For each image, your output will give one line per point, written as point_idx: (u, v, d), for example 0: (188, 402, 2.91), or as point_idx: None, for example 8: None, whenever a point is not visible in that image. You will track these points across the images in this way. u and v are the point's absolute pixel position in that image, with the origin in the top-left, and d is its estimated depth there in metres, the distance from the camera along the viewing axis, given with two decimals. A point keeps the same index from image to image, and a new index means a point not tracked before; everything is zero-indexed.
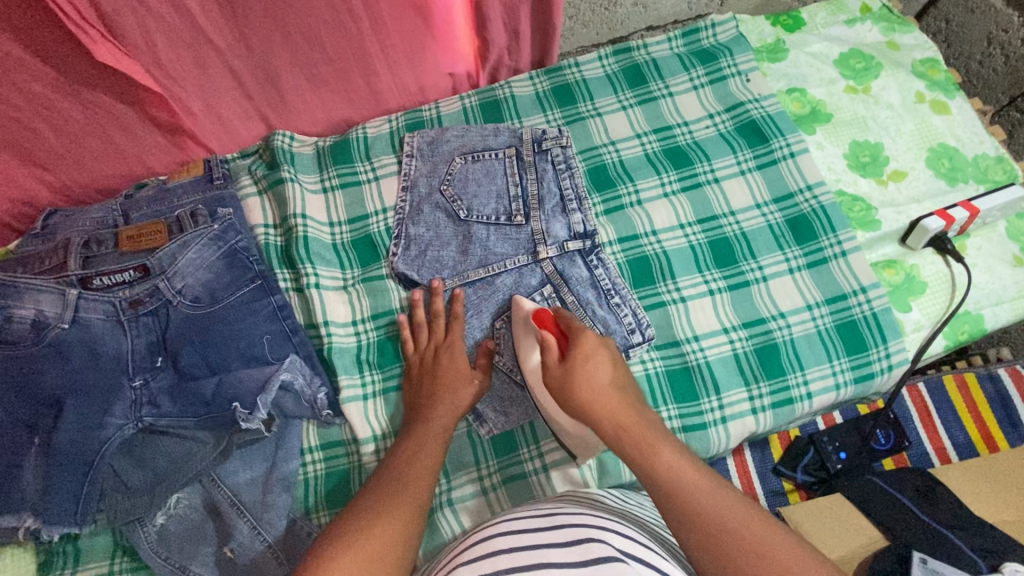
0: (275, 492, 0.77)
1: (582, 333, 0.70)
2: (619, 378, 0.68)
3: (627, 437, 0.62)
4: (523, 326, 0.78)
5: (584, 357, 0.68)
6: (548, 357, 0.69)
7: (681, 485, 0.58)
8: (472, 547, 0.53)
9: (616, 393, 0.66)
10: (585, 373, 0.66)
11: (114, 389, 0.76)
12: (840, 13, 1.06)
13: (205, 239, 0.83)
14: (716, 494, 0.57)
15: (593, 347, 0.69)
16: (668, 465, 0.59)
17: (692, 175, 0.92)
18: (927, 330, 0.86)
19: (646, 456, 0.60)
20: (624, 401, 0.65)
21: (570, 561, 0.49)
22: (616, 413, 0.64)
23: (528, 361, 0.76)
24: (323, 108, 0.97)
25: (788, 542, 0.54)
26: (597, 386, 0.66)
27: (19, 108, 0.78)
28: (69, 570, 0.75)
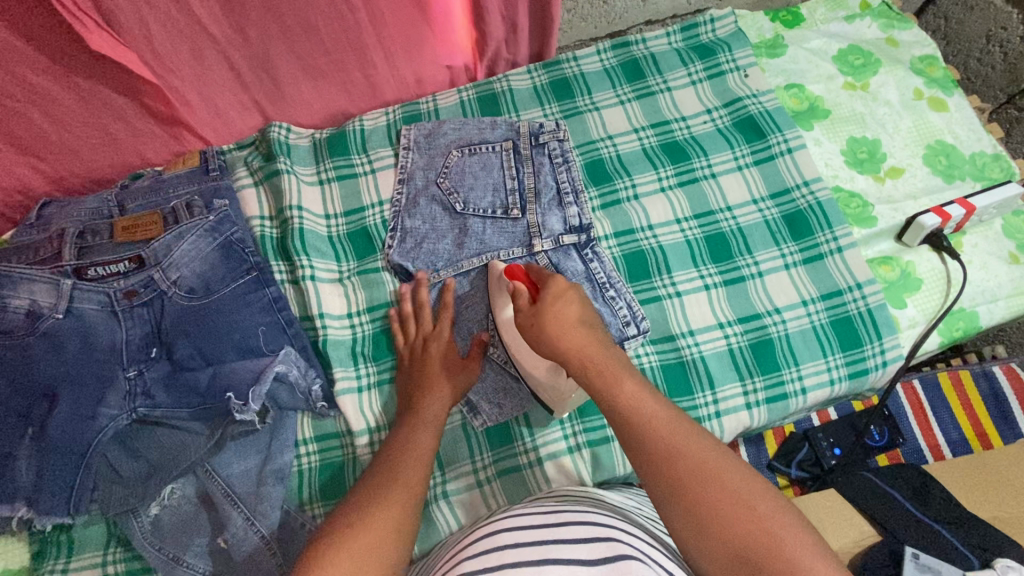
0: (269, 484, 0.77)
1: (552, 275, 0.69)
2: (588, 314, 0.67)
3: (593, 368, 0.61)
4: (500, 280, 0.78)
5: (552, 298, 0.66)
6: (518, 302, 0.68)
7: (640, 413, 0.57)
8: (475, 542, 0.53)
9: (584, 330, 0.64)
10: (553, 312, 0.65)
11: (108, 379, 0.76)
12: (840, 9, 1.06)
13: (201, 230, 0.82)
14: (698, 448, 0.55)
15: (563, 289, 0.67)
16: (637, 403, 0.58)
17: (689, 170, 0.92)
18: (922, 326, 0.87)
19: (610, 387, 0.60)
20: (591, 337, 0.64)
21: (574, 559, 0.49)
22: (582, 347, 0.63)
23: (504, 316, 0.77)
24: (321, 100, 0.96)
25: (739, 469, 0.54)
26: (564, 323, 0.64)
27: (14, 97, 0.77)
28: (63, 560, 0.75)
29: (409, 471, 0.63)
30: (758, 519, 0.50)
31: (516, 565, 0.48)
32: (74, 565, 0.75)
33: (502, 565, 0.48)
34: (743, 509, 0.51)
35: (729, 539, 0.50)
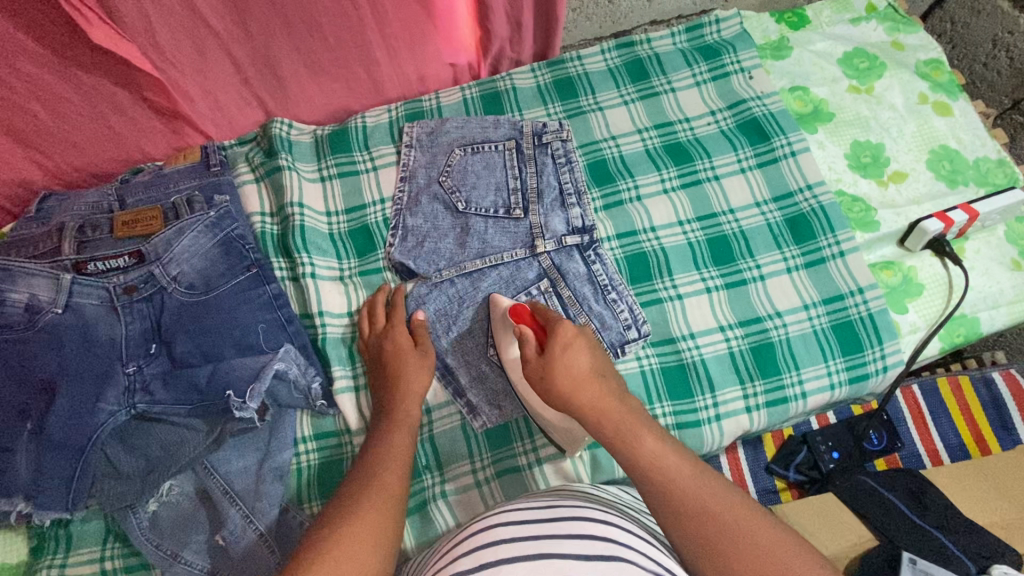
0: (268, 482, 0.77)
1: (559, 323, 0.72)
2: (598, 364, 0.70)
3: (608, 422, 0.64)
4: (502, 323, 0.79)
5: (562, 347, 0.69)
6: (526, 351, 0.70)
7: (664, 469, 0.58)
8: (471, 536, 0.53)
9: (596, 381, 0.67)
10: (564, 363, 0.68)
11: (108, 375, 0.75)
12: (845, 11, 1.06)
13: (202, 226, 0.82)
14: (712, 492, 0.57)
15: (572, 337, 0.70)
16: (660, 460, 0.59)
17: (692, 172, 0.92)
18: (923, 332, 0.86)
19: (626, 441, 0.62)
20: (603, 388, 0.67)
21: (573, 554, 0.49)
22: (597, 398, 0.66)
23: (510, 357, 0.78)
24: (323, 96, 0.96)
25: (768, 527, 0.54)
26: (576, 374, 0.67)
27: (16, 90, 0.77)
28: (61, 555, 0.75)
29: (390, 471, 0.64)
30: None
31: (515, 561, 0.48)
32: (71, 560, 0.75)
33: (501, 561, 0.48)
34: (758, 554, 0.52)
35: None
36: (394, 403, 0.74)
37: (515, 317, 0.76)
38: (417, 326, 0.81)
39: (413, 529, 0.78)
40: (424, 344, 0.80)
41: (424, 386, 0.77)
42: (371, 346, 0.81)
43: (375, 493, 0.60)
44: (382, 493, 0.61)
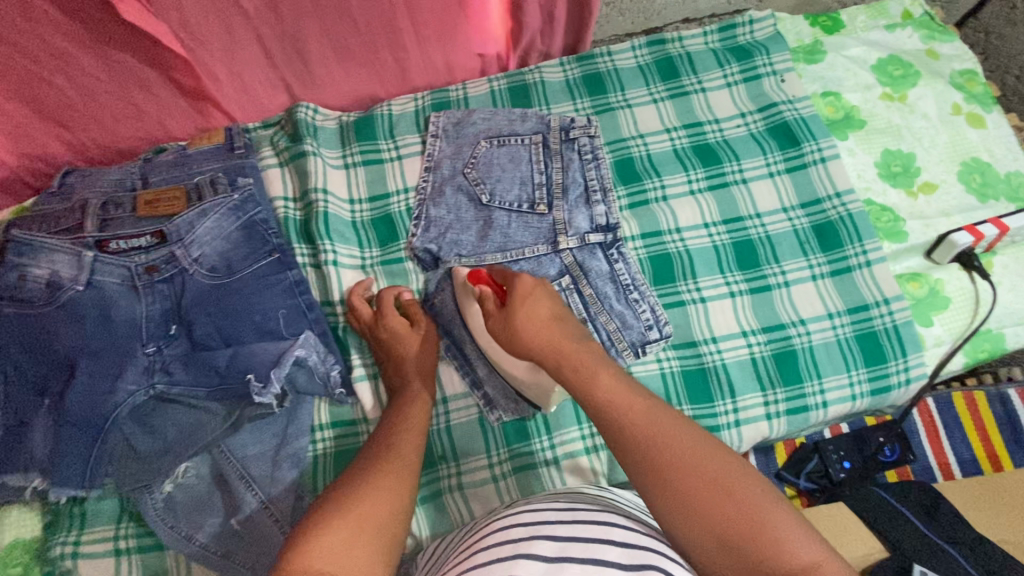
0: (284, 467, 0.77)
1: (516, 276, 0.71)
2: (559, 311, 0.69)
3: (567, 362, 0.63)
4: (463, 287, 0.79)
5: (522, 299, 0.68)
6: (487, 307, 0.70)
7: (617, 409, 0.57)
8: (488, 535, 0.52)
9: (556, 327, 0.67)
10: (525, 311, 0.67)
11: (127, 354, 0.75)
12: (881, 17, 1.04)
13: (225, 208, 0.82)
14: (686, 441, 0.53)
15: (530, 288, 0.69)
16: (613, 399, 0.58)
17: (719, 174, 0.91)
18: (947, 346, 0.86)
19: (585, 382, 0.60)
20: (562, 333, 0.66)
21: (591, 557, 0.47)
22: (554, 343, 0.65)
23: (475, 319, 0.79)
24: (349, 82, 0.95)
25: (720, 454, 0.52)
26: (536, 320, 0.67)
27: (41, 62, 0.77)
28: (75, 532, 0.75)
29: (405, 446, 0.64)
30: (741, 507, 0.48)
31: (530, 559, 0.47)
32: (85, 538, 0.75)
33: (517, 556, 0.47)
34: (731, 502, 0.49)
35: (721, 534, 0.48)
36: (404, 383, 0.75)
37: (473, 278, 0.75)
38: (410, 305, 0.82)
39: (428, 518, 0.78)
40: (420, 322, 0.80)
41: (428, 353, 0.79)
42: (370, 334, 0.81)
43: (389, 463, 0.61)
44: (388, 478, 0.59)
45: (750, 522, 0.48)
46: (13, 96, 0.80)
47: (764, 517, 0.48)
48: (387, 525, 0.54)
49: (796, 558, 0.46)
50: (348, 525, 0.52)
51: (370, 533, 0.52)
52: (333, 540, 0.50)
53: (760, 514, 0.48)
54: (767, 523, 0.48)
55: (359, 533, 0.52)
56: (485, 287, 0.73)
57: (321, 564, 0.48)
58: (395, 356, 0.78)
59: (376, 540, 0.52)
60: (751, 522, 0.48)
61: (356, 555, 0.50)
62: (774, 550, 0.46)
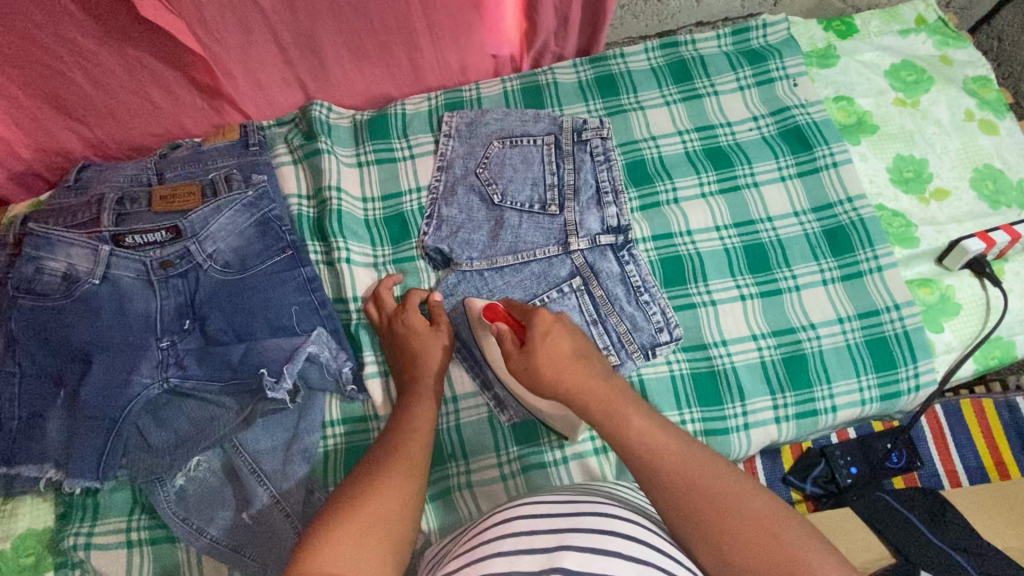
0: (295, 463, 0.78)
1: (535, 311, 0.68)
2: (582, 347, 0.67)
3: (593, 403, 0.62)
4: (480, 323, 0.78)
5: (540, 335, 0.66)
6: (506, 346, 0.68)
7: (651, 448, 0.57)
8: (491, 527, 0.53)
9: (580, 364, 0.65)
10: (546, 350, 0.65)
11: (141, 348, 0.76)
12: (895, 22, 1.04)
13: (239, 205, 0.82)
14: (714, 475, 0.54)
15: (550, 323, 0.67)
16: (647, 436, 0.58)
17: (731, 177, 0.91)
18: (957, 352, 0.86)
19: (615, 423, 0.59)
20: (589, 371, 0.64)
21: (592, 547, 0.47)
22: (581, 383, 0.63)
23: (494, 355, 0.78)
24: (363, 81, 0.95)
25: (760, 495, 0.53)
26: (557, 358, 0.65)
27: (60, 58, 0.78)
28: (88, 523, 0.75)
29: (414, 440, 0.65)
30: (785, 548, 0.49)
31: (530, 553, 0.47)
32: (98, 529, 0.76)
33: (517, 551, 0.47)
34: (763, 534, 0.50)
35: (754, 566, 0.49)
36: (415, 379, 0.75)
37: (489, 313, 0.74)
38: (435, 307, 0.81)
39: (438, 516, 0.79)
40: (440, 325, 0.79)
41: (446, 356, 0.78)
42: (385, 330, 0.81)
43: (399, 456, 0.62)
44: (392, 474, 0.59)
45: (783, 554, 0.49)
46: (31, 91, 0.81)
47: (807, 559, 0.48)
48: (395, 525, 0.54)
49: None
50: (357, 527, 0.52)
51: (379, 532, 0.52)
52: (342, 541, 0.50)
53: (791, 544, 0.49)
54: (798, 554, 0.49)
55: (369, 532, 0.52)
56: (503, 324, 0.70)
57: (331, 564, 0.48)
58: (410, 353, 0.77)
59: (379, 532, 0.52)
60: (782, 553, 0.49)
61: (365, 554, 0.50)
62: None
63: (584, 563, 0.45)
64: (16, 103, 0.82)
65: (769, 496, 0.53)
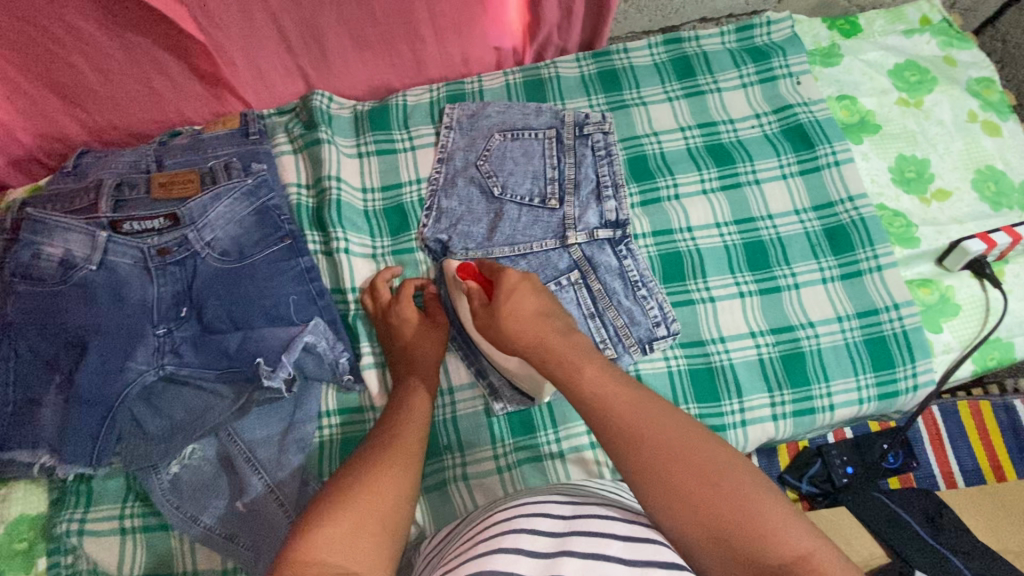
0: (291, 452, 0.77)
1: (502, 271, 0.70)
2: (545, 305, 0.68)
3: (551, 356, 0.62)
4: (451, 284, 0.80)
5: (506, 294, 0.68)
6: (474, 303, 0.70)
7: (603, 401, 0.56)
8: (491, 526, 0.52)
9: (541, 321, 0.65)
10: (510, 307, 0.66)
11: (138, 335, 0.75)
12: (899, 22, 1.04)
13: (239, 193, 0.81)
14: (676, 434, 0.52)
15: (516, 282, 0.68)
16: (598, 391, 0.56)
17: (733, 174, 0.91)
18: (956, 352, 0.85)
19: (569, 376, 0.59)
20: (549, 328, 0.65)
21: (593, 552, 0.47)
22: (540, 338, 0.64)
23: (464, 315, 0.79)
24: (365, 72, 0.95)
25: (707, 442, 0.52)
26: (520, 316, 0.66)
27: (61, 41, 0.77)
28: (81, 510, 0.75)
29: (410, 432, 0.65)
30: (732, 499, 0.48)
31: (531, 556, 0.47)
32: (91, 515, 0.75)
33: (518, 550, 0.47)
34: (723, 494, 0.48)
35: (712, 527, 0.47)
36: (411, 372, 0.75)
37: (462, 271, 0.77)
38: (430, 300, 0.82)
39: (432, 508, 0.79)
40: (436, 316, 0.80)
41: (438, 353, 0.79)
42: (380, 322, 0.81)
43: (393, 448, 0.61)
44: (390, 466, 0.58)
45: (741, 515, 0.47)
46: (31, 74, 0.81)
47: (754, 508, 0.47)
48: (390, 514, 0.54)
49: (786, 550, 0.45)
50: (351, 519, 0.51)
51: (374, 524, 0.52)
52: (337, 533, 0.50)
53: (750, 505, 0.47)
54: (757, 516, 0.47)
55: (364, 523, 0.52)
56: (472, 282, 0.72)
57: (325, 558, 0.48)
58: (405, 348, 0.77)
59: (376, 525, 0.52)
60: (741, 513, 0.47)
61: (361, 547, 0.50)
62: (763, 542, 0.46)
63: (585, 570, 0.45)
64: (15, 86, 0.81)
65: (734, 456, 0.51)
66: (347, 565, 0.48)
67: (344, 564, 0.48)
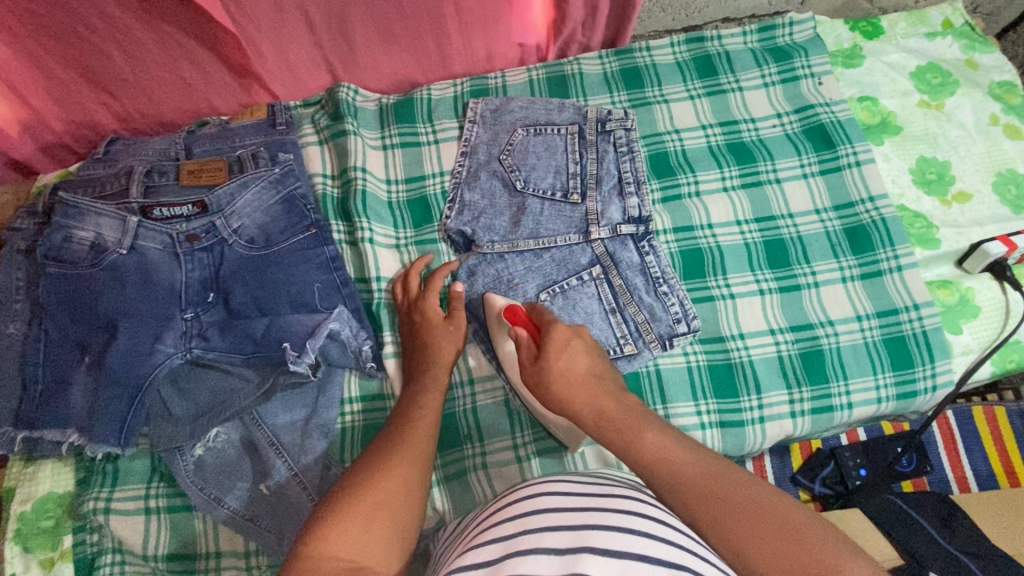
0: (314, 437, 0.78)
1: (552, 323, 0.66)
2: (597, 367, 0.64)
3: (608, 421, 0.59)
4: (500, 322, 0.77)
5: (557, 347, 0.64)
6: (522, 353, 0.66)
7: (665, 462, 0.55)
8: (512, 505, 0.51)
9: (595, 384, 0.62)
10: (559, 366, 0.63)
11: (166, 318, 0.77)
12: (921, 25, 1.04)
13: (266, 181, 0.82)
14: (737, 486, 0.52)
15: (567, 337, 0.65)
16: (660, 452, 0.55)
17: (754, 173, 0.91)
18: (976, 354, 0.85)
19: (628, 440, 0.57)
20: (603, 393, 0.61)
21: (615, 526, 0.46)
22: (595, 403, 0.61)
23: (505, 355, 0.78)
24: (390, 64, 0.96)
25: (771, 494, 0.52)
26: (570, 376, 0.62)
27: (95, 29, 0.79)
28: (107, 489, 0.76)
29: (422, 423, 0.66)
30: (802, 544, 0.47)
31: (556, 529, 0.45)
32: (117, 494, 0.77)
33: (544, 529, 0.46)
34: (791, 540, 0.48)
35: (783, 572, 0.47)
36: (425, 372, 0.75)
37: (508, 314, 0.72)
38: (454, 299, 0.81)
39: (451, 495, 0.79)
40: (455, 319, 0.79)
41: (455, 355, 0.78)
42: (405, 315, 0.82)
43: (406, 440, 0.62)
44: (400, 459, 0.58)
45: (812, 561, 0.46)
46: (65, 61, 0.82)
47: (827, 553, 0.47)
48: (402, 505, 0.54)
49: None
50: (363, 513, 0.51)
51: (387, 516, 0.52)
52: (349, 530, 0.50)
53: (821, 551, 0.47)
54: (827, 557, 0.46)
55: (378, 515, 0.52)
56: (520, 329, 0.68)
57: (338, 554, 0.48)
58: (422, 343, 0.77)
59: (390, 520, 0.52)
60: (807, 553, 0.47)
61: (373, 542, 0.50)
62: None
63: (612, 543, 0.43)
64: (48, 72, 0.83)
65: (793, 504, 0.51)
66: (359, 559, 0.49)
67: (355, 559, 0.49)
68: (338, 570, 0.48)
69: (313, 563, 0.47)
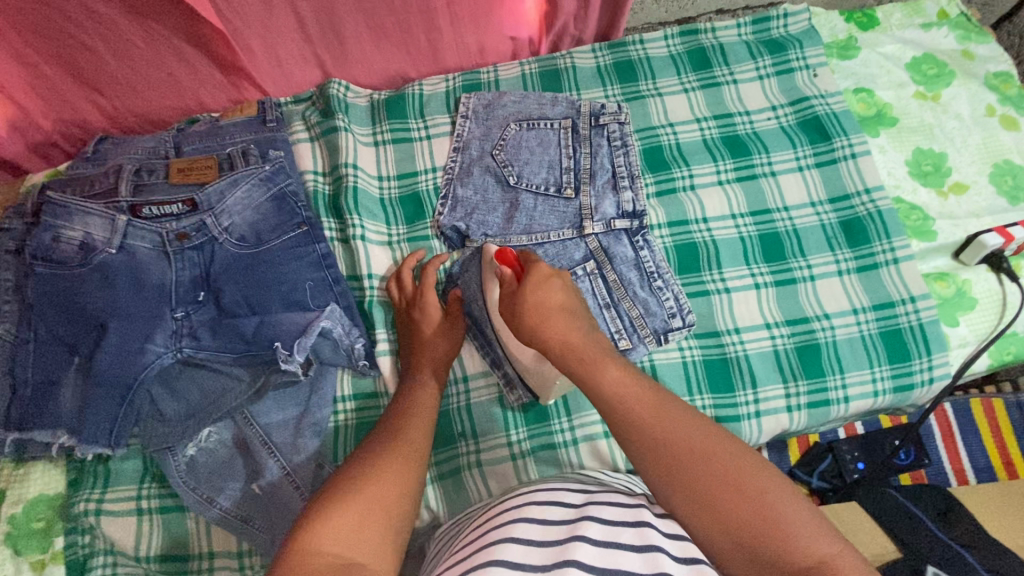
0: (306, 437, 0.78)
1: (535, 264, 0.67)
2: (571, 301, 0.64)
3: (572, 353, 0.59)
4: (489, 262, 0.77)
5: (536, 282, 0.64)
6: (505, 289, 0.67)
7: (626, 400, 0.54)
8: (502, 512, 0.51)
9: (566, 318, 0.62)
10: (535, 299, 0.63)
11: (156, 317, 0.76)
12: (916, 16, 1.03)
13: (256, 179, 0.81)
14: (698, 437, 0.51)
15: (547, 275, 0.65)
16: (621, 388, 0.55)
17: (748, 166, 0.91)
18: (972, 347, 0.85)
19: (590, 373, 0.57)
20: (571, 326, 0.61)
21: (603, 539, 0.46)
22: (563, 334, 0.60)
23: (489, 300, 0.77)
24: (381, 60, 0.95)
25: (734, 446, 0.51)
26: (545, 307, 0.62)
27: (81, 26, 0.78)
28: (99, 490, 0.76)
29: (415, 421, 0.65)
30: (755, 502, 0.47)
31: (543, 543, 0.45)
32: (108, 496, 0.76)
33: (529, 540, 0.45)
34: (745, 497, 0.48)
35: (731, 527, 0.47)
36: (421, 367, 0.74)
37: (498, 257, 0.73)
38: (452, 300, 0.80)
39: (445, 494, 0.79)
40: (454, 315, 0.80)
41: (449, 351, 0.78)
42: (403, 313, 0.81)
43: (398, 438, 0.61)
44: (392, 458, 0.57)
45: (766, 526, 0.46)
46: (52, 59, 0.82)
47: (779, 510, 0.47)
48: (395, 503, 0.53)
49: (808, 555, 0.45)
50: (356, 509, 0.51)
51: (380, 515, 0.51)
52: (340, 525, 0.49)
53: (777, 515, 0.46)
54: (777, 517, 0.47)
55: (371, 513, 0.51)
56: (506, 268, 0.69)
57: (329, 547, 0.47)
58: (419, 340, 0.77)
59: (383, 518, 0.51)
60: (758, 513, 0.47)
61: (366, 538, 0.49)
62: (785, 544, 0.45)
63: (598, 559, 0.43)
64: (35, 70, 0.82)
65: (755, 458, 0.50)
66: (350, 554, 0.48)
67: (348, 554, 0.48)
68: (331, 564, 0.46)
69: (304, 559, 0.46)
